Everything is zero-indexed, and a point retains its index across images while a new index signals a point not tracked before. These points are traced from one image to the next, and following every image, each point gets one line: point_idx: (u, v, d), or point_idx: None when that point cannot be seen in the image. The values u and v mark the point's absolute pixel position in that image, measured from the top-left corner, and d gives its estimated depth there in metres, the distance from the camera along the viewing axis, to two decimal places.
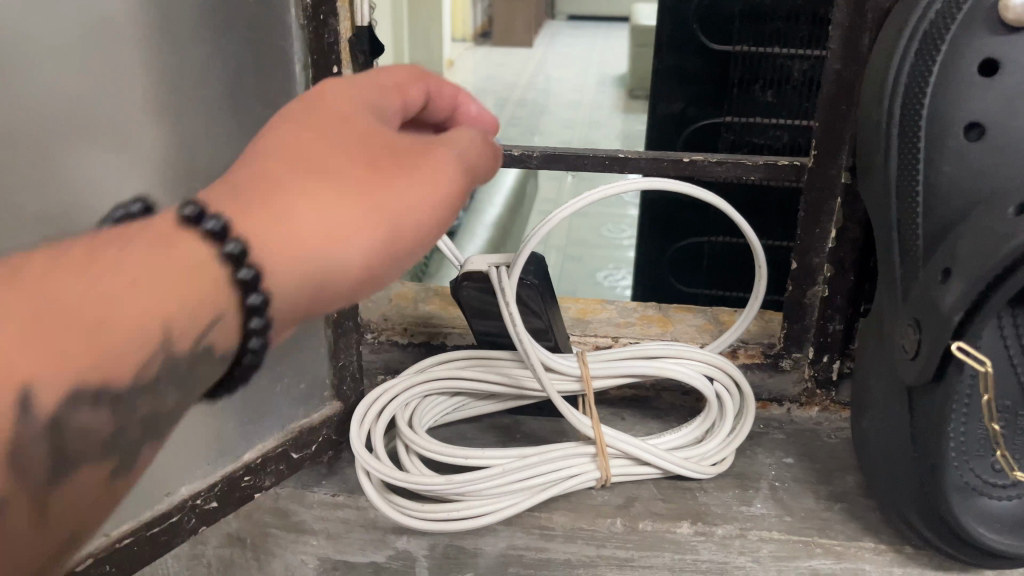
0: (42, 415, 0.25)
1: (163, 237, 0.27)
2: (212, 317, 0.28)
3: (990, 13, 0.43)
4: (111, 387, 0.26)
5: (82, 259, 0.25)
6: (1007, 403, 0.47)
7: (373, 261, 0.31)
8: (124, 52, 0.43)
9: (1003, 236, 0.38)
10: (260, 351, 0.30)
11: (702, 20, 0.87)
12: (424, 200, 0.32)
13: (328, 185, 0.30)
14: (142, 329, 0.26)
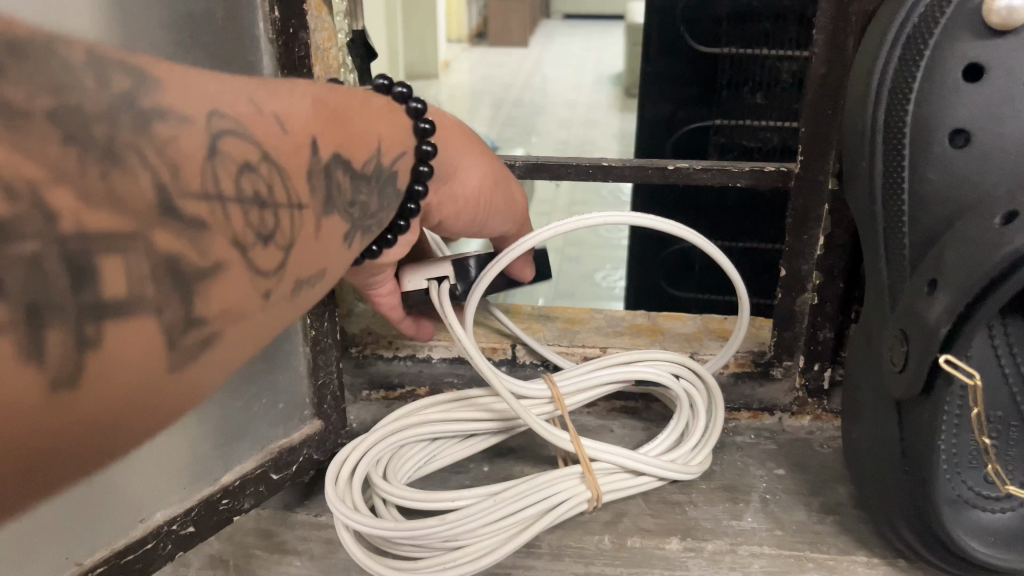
0: (223, 165, 0.33)
1: (349, 100, 0.43)
2: (399, 153, 0.46)
3: (975, 16, 0.42)
4: (263, 185, 0.36)
5: (184, 80, 0.33)
6: (998, 413, 0.46)
7: (464, 191, 0.51)
8: None
9: (992, 244, 0.37)
10: (408, 213, 0.48)
11: (689, 21, 0.86)
12: (507, 200, 0.53)
13: (451, 131, 0.50)
14: (332, 146, 0.40)
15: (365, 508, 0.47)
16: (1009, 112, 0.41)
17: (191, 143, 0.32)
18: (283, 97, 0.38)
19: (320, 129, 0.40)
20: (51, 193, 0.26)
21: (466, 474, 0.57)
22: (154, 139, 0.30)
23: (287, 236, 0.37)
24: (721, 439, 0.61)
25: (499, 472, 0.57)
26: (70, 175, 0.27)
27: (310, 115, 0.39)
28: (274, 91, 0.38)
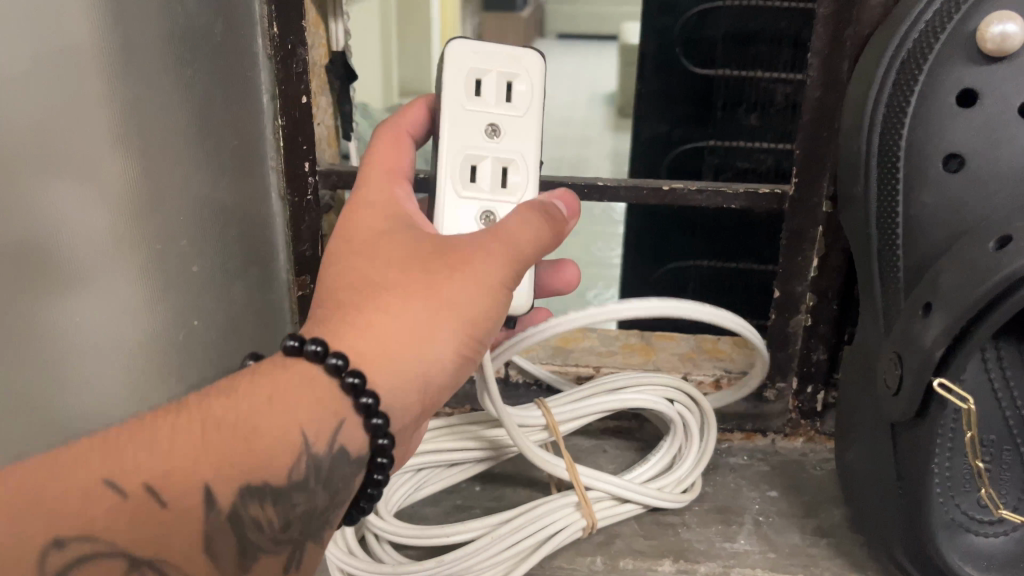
0: (219, 509, 0.34)
1: (273, 383, 0.36)
2: (336, 423, 0.36)
3: (969, 42, 0.42)
4: (258, 500, 0.35)
5: (169, 431, 0.34)
6: (992, 437, 0.46)
7: (449, 375, 0.40)
8: (87, 79, 0.42)
9: (985, 270, 0.37)
10: (386, 466, 0.39)
11: (686, 44, 0.86)
12: (487, 312, 0.39)
13: (382, 299, 0.38)
14: (273, 446, 0.35)
15: (359, 550, 0.47)
16: (1003, 137, 0.42)
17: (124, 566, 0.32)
18: (250, 386, 0.36)
19: (261, 453, 0.34)
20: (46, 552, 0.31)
21: (458, 494, 0.56)
22: (126, 495, 0.32)
23: (303, 523, 0.36)
24: (714, 461, 0.61)
25: (491, 492, 0.56)
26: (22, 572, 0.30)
27: (273, 419, 0.35)
28: (229, 422, 0.34)
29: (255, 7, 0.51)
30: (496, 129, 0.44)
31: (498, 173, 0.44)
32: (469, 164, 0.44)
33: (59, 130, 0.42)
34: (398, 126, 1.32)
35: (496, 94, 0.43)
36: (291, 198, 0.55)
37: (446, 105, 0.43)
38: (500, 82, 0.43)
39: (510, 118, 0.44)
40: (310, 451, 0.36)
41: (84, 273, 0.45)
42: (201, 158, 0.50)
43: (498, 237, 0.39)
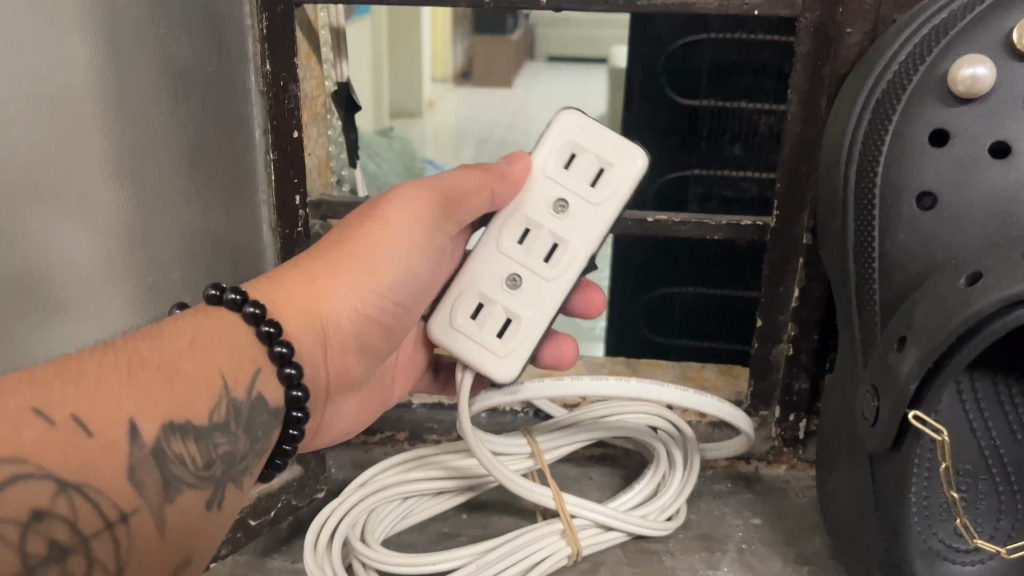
0: (143, 444, 0.35)
1: (196, 331, 0.40)
2: (256, 370, 0.41)
3: (940, 84, 0.44)
4: (179, 436, 0.36)
5: (96, 369, 0.35)
6: (967, 466, 0.47)
7: (352, 332, 0.47)
8: (79, 115, 0.44)
9: (956, 305, 0.38)
10: (302, 421, 0.43)
11: (670, 75, 0.87)
12: (401, 264, 0.47)
13: (316, 257, 0.46)
14: (196, 385, 0.38)
15: None
16: (973, 177, 0.43)
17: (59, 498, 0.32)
18: (161, 334, 0.38)
19: (182, 389, 0.37)
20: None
21: (444, 521, 0.57)
22: (55, 423, 0.33)
23: (226, 465, 0.39)
24: (698, 488, 0.62)
25: (478, 520, 0.57)
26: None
27: (198, 363, 0.38)
28: (151, 360, 0.37)
29: (248, 44, 0.49)
30: (566, 206, 0.48)
31: (544, 247, 0.49)
32: (526, 226, 0.49)
33: (45, 165, 0.43)
34: (388, 151, 1.33)
35: (583, 175, 0.48)
36: (280, 229, 0.53)
37: (537, 167, 0.49)
38: (580, 161, 0.48)
39: (582, 202, 0.48)
40: (231, 394, 0.39)
41: (73, 300, 0.46)
42: (192, 194, 0.51)
43: (422, 186, 0.47)
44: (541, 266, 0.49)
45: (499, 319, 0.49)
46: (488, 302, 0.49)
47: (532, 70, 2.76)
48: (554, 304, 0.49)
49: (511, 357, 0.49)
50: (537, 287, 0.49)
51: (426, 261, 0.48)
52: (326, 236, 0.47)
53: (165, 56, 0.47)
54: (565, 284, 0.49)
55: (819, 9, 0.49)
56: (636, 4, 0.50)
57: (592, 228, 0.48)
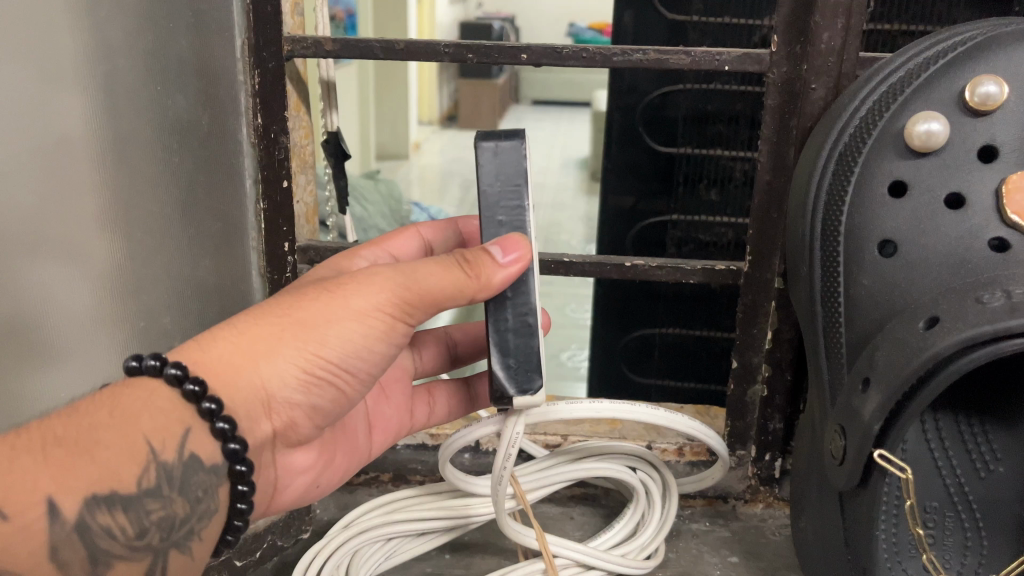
0: (63, 520, 0.35)
1: (115, 400, 0.38)
2: (182, 432, 0.39)
3: (898, 138, 0.46)
4: (104, 508, 0.36)
5: (7, 450, 0.34)
6: (934, 503, 0.49)
7: (298, 394, 0.42)
8: (74, 171, 0.46)
9: (915, 349, 0.40)
10: (245, 475, 0.41)
11: (647, 123, 0.89)
12: (352, 337, 0.41)
13: (256, 328, 0.40)
14: (115, 458, 0.36)
15: None
16: (929, 227, 0.45)
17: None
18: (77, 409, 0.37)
19: (103, 465, 0.36)
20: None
21: (426, 561, 0.58)
22: None
23: (162, 532, 0.39)
24: (677, 527, 0.63)
25: (460, 560, 0.58)
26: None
27: (118, 434, 0.37)
28: (66, 438, 0.36)
29: (241, 99, 0.51)
30: None
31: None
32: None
33: (51, 215, 0.45)
34: (374, 193, 1.35)
35: None
36: (269, 274, 0.55)
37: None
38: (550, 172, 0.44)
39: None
40: (158, 460, 0.38)
41: (67, 351, 0.48)
42: (184, 244, 0.53)
43: (390, 275, 0.40)
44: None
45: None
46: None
47: (516, 114, 2.81)
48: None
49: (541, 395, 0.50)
50: None
51: (379, 339, 0.42)
52: (276, 299, 0.42)
53: (160, 110, 0.49)
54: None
55: (785, 65, 0.51)
56: (611, 60, 0.52)
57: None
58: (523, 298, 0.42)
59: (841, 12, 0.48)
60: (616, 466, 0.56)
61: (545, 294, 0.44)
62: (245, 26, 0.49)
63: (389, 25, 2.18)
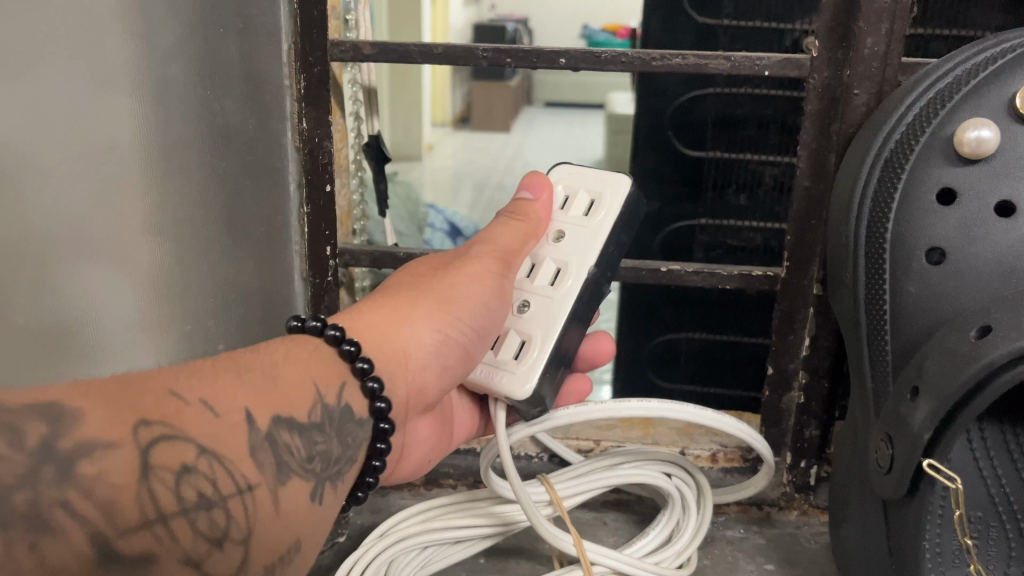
0: (257, 429, 0.36)
1: (286, 351, 0.41)
2: (341, 383, 0.42)
3: (947, 145, 0.46)
4: (287, 429, 0.37)
5: (205, 370, 0.36)
6: (978, 513, 0.48)
7: (434, 358, 0.47)
8: (118, 176, 0.46)
9: (967, 359, 0.39)
10: (386, 434, 0.43)
11: (677, 127, 0.89)
12: (478, 305, 0.47)
13: (396, 301, 0.47)
14: (292, 387, 0.39)
15: None
16: (980, 235, 0.45)
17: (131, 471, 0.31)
18: (256, 353, 0.40)
19: (285, 392, 0.38)
20: (137, 429, 0.32)
21: (462, 565, 0.58)
22: (183, 401, 0.34)
23: (324, 465, 0.39)
24: (711, 533, 0.62)
25: (496, 564, 0.58)
26: (121, 436, 0.31)
27: (291, 374, 0.39)
28: (250, 366, 0.38)
29: (287, 104, 0.52)
30: (562, 234, 0.51)
31: (550, 271, 0.50)
32: (530, 261, 0.51)
33: (86, 223, 0.46)
34: (394, 196, 1.35)
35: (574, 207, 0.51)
36: (311, 279, 0.56)
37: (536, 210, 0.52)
38: (597, 208, 0.51)
39: (578, 228, 0.51)
40: (325, 399, 0.40)
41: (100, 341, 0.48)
42: (223, 251, 0.54)
43: (485, 247, 0.49)
44: (546, 288, 0.50)
45: (516, 343, 0.49)
46: (503, 333, 0.50)
47: (530, 116, 2.81)
48: (561, 313, 0.49)
49: (527, 375, 0.48)
50: (545, 309, 0.49)
51: (496, 304, 0.48)
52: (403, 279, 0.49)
53: (207, 116, 0.50)
54: (569, 300, 0.49)
55: (827, 70, 0.51)
56: (650, 65, 0.52)
57: (587, 245, 0.50)
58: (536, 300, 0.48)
59: (886, 18, 0.48)
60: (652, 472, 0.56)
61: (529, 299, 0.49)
62: (292, 29, 0.50)
63: (404, 26, 2.18)
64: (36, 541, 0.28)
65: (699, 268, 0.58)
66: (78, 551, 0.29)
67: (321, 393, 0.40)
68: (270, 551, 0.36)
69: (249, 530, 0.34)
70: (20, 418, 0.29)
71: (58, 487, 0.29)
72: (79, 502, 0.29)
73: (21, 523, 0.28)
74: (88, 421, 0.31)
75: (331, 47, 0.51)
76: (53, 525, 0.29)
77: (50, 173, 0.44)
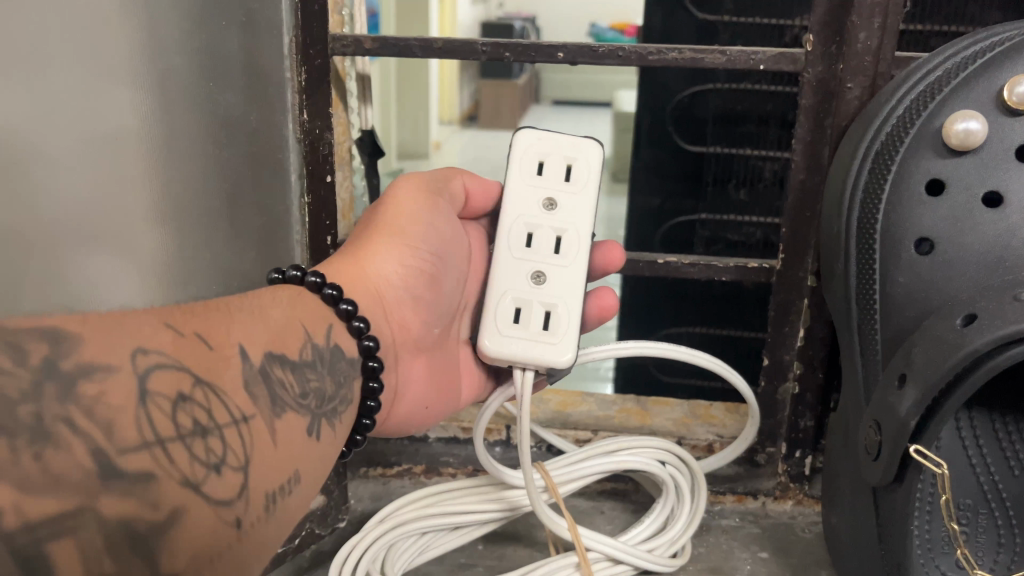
0: (251, 363, 0.39)
1: (275, 295, 0.45)
2: (328, 324, 0.46)
3: (935, 137, 0.47)
4: (280, 365, 0.41)
5: (199, 310, 0.39)
6: (967, 501, 0.49)
7: (403, 286, 0.51)
8: (122, 160, 0.47)
9: (953, 345, 0.40)
10: (376, 371, 0.48)
11: (678, 123, 0.90)
12: (429, 232, 0.52)
13: (351, 245, 0.52)
14: (284, 329, 0.43)
15: None
16: (967, 225, 0.46)
17: (120, 392, 0.31)
18: (252, 299, 0.44)
19: (278, 333, 0.42)
20: (133, 355, 0.33)
21: (460, 552, 0.59)
22: (184, 334, 0.36)
23: (318, 400, 0.43)
24: (706, 522, 0.63)
25: (493, 551, 0.59)
26: (116, 360, 0.32)
27: (283, 315, 0.44)
28: (244, 308, 0.42)
29: (288, 98, 0.54)
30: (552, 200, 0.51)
31: (551, 240, 0.51)
32: (527, 231, 0.51)
33: (97, 205, 0.47)
34: None
35: (554, 173, 0.52)
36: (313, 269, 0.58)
37: (511, 179, 0.51)
38: (578, 174, 0.51)
39: (565, 193, 0.51)
40: (313, 340, 0.44)
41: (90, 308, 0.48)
42: (228, 239, 0.55)
43: (414, 176, 0.53)
44: (554, 256, 0.51)
45: (541, 313, 0.51)
46: (523, 304, 0.51)
47: (537, 115, 2.82)
48: (579, 281, 0.51)
49: (565, 341, 0.50)
50: (560, 275, 0.51)
51: (442, 226, 0.53)
52: (364, 222, 0.53)
53: (211, 107, 0.51)
54: (583, 264, 0.51)
55: (821, 64, 0.51)
56: (647, 59, 0.53)
57: (585, 211, 0.51)
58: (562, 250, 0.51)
59: (879, 12, 0.49)
60: (646, 458, 0.57)
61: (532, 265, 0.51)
62: (293, 23, 0.52)
63: (413, 24, 2.20)
64: (41, 452, 0.28)
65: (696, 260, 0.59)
66: (80, 462, 0.29)
67: (309, 336, 0.44)
68: (272, 482, 0.38)
69: (248, 456, 0.36)
70: (22, 338, 0.30)
71: (61, 402, 0.29)
72: (82, 420, 0.30)
73: (24, 434, 0.28)
74: (87, 344, 0.31)
75: (331, 40, 0.52)
76: (54, 436, 0.28)
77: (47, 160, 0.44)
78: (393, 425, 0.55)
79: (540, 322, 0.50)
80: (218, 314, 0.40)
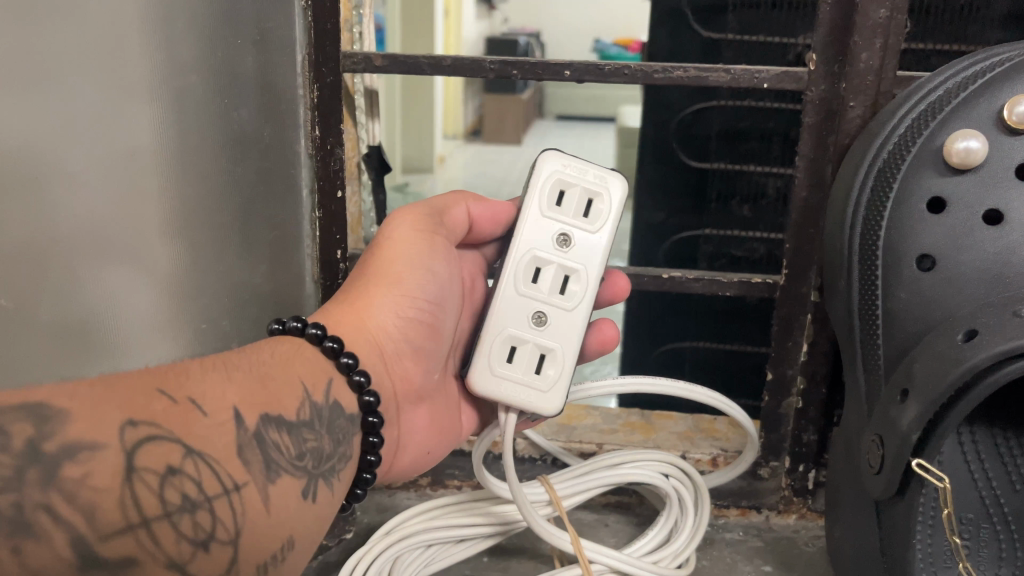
0: (246, 428, 0.40)
1: (273, 350, 0.46)
2: (328, 380, 0.47)
3: (936, 156, 0.48)
4: (277, 428, 0.42)
5: (196, 370, 0.40)
6: (969, 515, 0.50)
7: (402, 338, 0.52)
8: (136, 174, 0.49)
9: (953, 360, 0.41)
10: (377, 426, 0.48)
11: (681, 140, 0.90)
12: (431, 281, 0.52)
13: (349, 291, 0.52)
14: (283, 387, 0.43)
15: None
16: (967, 242, 0.47)
17: (105, 474, 0.33)
18: (251, 356, 0.44)
19: (275, 392, 0.43)
20: (123, 429, 0.34)
21: (466, 564, 0.59)
22: (177, 401, 0.37)
23: (315, 460, 0.44)
24: (711, 536, 0.64)
25: (498, 563, 0.59)
26: (104, 437, 0.34)
27: (281, 371, 0.44)
28: (240, 366, 0.43)
29: (300, 112, 0.54)
30: (567, 239, 0.51)
31: (558, 280, 0.51)
32: (535, 266, 0.51)
33: (114, 221, 0.48)
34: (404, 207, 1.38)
35: (573, 209, 0.51)
36: (323, 281, 0.58)
37: (529, 208, 0.51)
38: (597, 211, 0.51)
39: (582, 233, 0.51)
40: (313, 397, 0.45)
41: (105, 330, 0.50)
42: (240, 255, 0.56)
43: (410, 210, 0.53)
44: (559, 298, 0.51)
45: (534, 356, 0.51)
46: (518, 343, 0.51)
47: (542, 129, 2.83)
48: (579, 328, 0.51)
49: (554, 391, 0.51)
50: (561, 319, 0.51)
51: (443, 269, 0.53)
52: (359, 262, 0.53)
53: (226, 123, 0.53)
54: (585, 310, 0.51)
55: (823, 83, 0.52)
56: (652, 77, 0.54)
57: (598, 254, 0.51)
58: (567, 295, 0.51)
59: (880, 33, 0.49)
60: (650, 472, 0.57)
61: (532, 303, 0.51)
62: (305, 42, 0.52)
63: (417, 40, 2.21)
64: (19, 546, 0.30)
65: (702, 277, 0.59)
66: (60, 555, 0.31)
67: (309, 394, 0.45)
68: (262, 552, 0.39)
69: (237, 528, 0.38)
70: (7, 420, 0.32)
71: (42, 489, 0.31)
72: (62, 505, 0.31)
73: (5, 527, 0.30)
74: (74, 420, 0.33)
75: (343, 58, 0.52)
76: (34, 529, 0.30)
77: (62, 175, 0.46)
78: (398, 472, 0.56)
79: (530, 367, 0.51)
80: (225, 376, 0.41)
